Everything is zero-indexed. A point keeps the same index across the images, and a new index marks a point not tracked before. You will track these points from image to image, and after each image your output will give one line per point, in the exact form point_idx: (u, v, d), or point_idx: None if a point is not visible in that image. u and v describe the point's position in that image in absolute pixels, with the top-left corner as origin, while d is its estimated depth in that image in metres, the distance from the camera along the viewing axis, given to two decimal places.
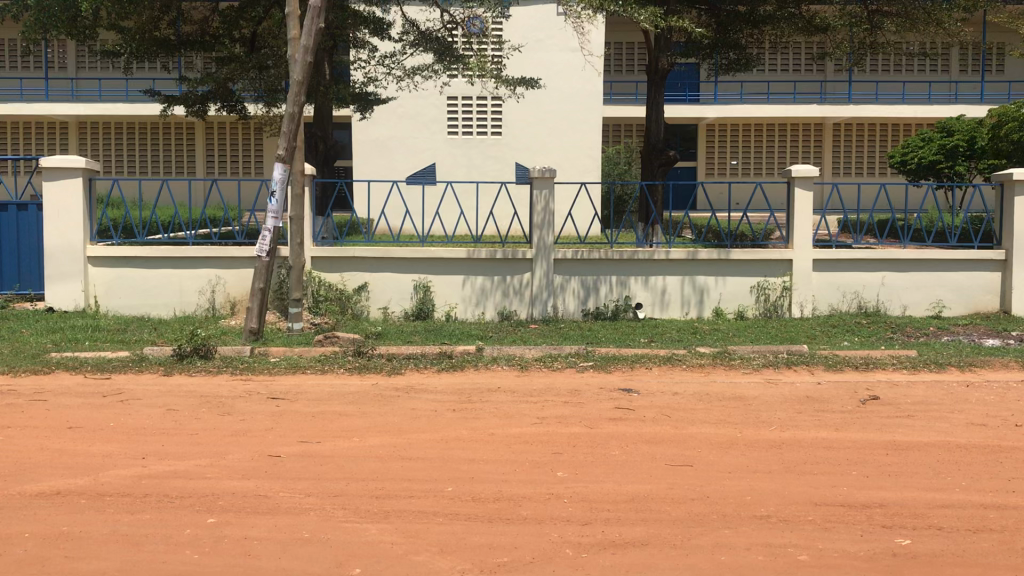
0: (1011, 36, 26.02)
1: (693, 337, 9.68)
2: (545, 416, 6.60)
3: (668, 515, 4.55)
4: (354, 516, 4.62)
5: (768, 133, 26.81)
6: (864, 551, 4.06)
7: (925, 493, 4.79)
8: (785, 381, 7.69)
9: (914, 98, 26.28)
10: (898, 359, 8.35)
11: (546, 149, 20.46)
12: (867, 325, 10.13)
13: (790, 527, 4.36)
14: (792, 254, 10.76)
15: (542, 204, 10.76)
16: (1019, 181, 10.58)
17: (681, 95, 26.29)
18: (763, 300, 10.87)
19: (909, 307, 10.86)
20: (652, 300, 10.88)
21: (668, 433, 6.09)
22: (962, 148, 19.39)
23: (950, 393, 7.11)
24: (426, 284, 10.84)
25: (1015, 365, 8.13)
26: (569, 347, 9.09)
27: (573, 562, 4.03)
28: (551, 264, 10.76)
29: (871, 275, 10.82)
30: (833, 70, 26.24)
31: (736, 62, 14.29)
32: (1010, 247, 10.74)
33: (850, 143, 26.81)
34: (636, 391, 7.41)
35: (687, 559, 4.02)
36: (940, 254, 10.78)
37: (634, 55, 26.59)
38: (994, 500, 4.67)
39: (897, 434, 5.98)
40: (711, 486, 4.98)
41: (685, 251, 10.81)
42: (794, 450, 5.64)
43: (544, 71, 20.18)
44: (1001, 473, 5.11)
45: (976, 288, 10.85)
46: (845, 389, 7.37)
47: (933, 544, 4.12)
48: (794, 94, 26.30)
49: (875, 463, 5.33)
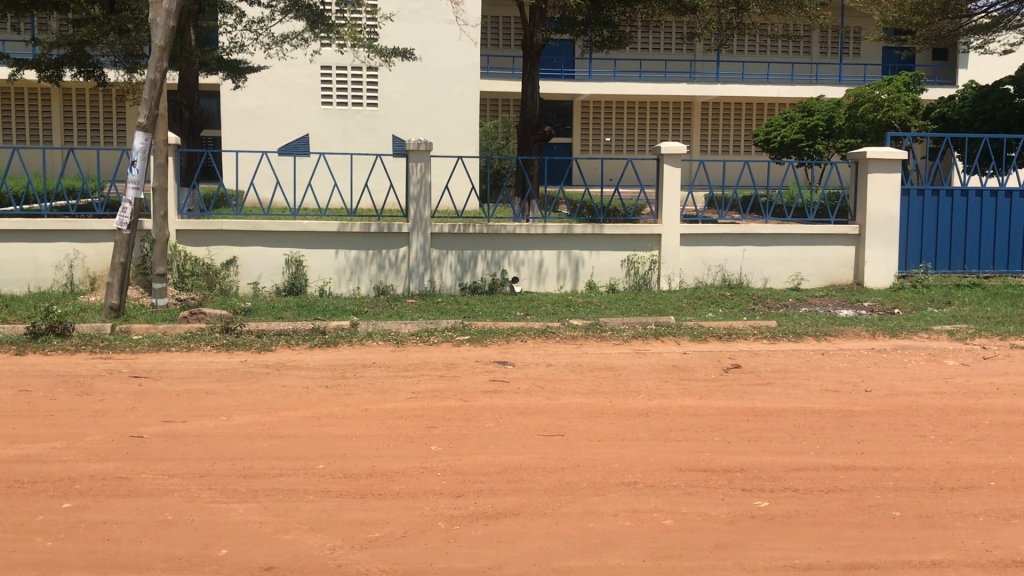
0: (865, 21, 27.37)
1: (567, 310, 9.82)
2: (421, 391, 6.58)
3: (539, 485, 4.61)
4: (221, 496, 4.50)
5: (640, 110, 27.34)
6: (726, 514, 4.20)
7: (783, 457, 5.00)
8: (652, 352, 7.89)
9: (778, 78, 27.31)
10: (758, 329, 8.67)
11: (421, 121, 20.28)
12: (731, 297, 10.49)
13: (655, 492, 4.48)
14: (660, 229, 11.02)
15: (418, 176, 10.68)
16: (872, 158, 11.08)
17: (557, 70, 26.47)
18: (632, 274, 11.13)
19: (769, 280, 11.32)
20: (528, 274, 10.98)
21: (541, 405, 6.17)
22: (821, 128, 20.38)
23: (807, 361, 7.46)
24: (298, 258, 10.61)
25: (866, 334, 8.54)
26: (445, 321, 9.03)
27: (444, 535, 4.03)
28: (428, 238, 10.70)
29: (733, 249, 11.21)
30: (702, 51, 26.99)
31: (609, 40, 14.55)
32: (863, 222, 11.28)
33: (717, 122, 27.71)
34: (510, 363, 7.48)
35: (557, 528, 4.08)
36: (800, 230, 11.26)
37: (510, 29, 26.66)
38: (847, 462, 4.90)
39: (756, 401, 6.23)
40: (581, 455, 5.07)
41: (560, 225, 10.93)
42: (660, 418, 5.81)
43: (420, 42, 19.92)
44: (851, 436, 5.37)
45: (832, 261, 11.39)
46: (710, 357, 7.65)
47: (789, 505, 4.29)
48: (665, 73, 26.87)
49: (736, 430, 5.53)
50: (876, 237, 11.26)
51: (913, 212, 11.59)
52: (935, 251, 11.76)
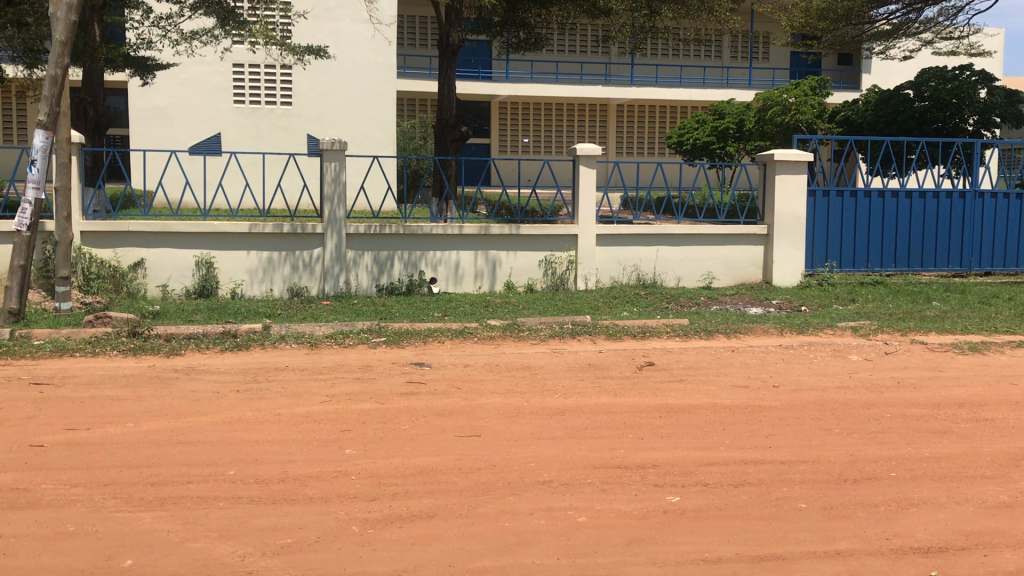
0: (774, 26, 28.12)
1: (485, 310, 9.83)
2: (335, 394, 6.50)
3: (454, 486, 4.60)
4: (126, 505, 4.36)
5: (557, 112, 27.53)
6: (639, 510, 4.25)
7: (694, 452, 5.09)
8: (568, 351, 7.95)
9: (690, 81, 27.85)
10: (672, 327, 8.82)
11: (336, 121, 20.05)
12: (646, 296, 10.65)
13: (570, 490, 4.52)
14: (576, 229, 11.12)
15: (333, 176, 10.55)
16: (779, 160, 11.38)
17: (474, 71, 26.50)
18: (549, 274, 11.20)
19: (682, 279, 11.52)
20: (445, 274, 10.95)
21: (458, 405, 6.16)
22: (732, 130, 20.88)
23: (718, 358, 7.63)
24: (209, 259, 10.37)
25: (774, 330, 8.77)
26: (361, 323, 8.94)
27: (357, 539, 3.98)
28: (343, 238, 10.57)
29: (647, 248, 11.37)
30: (617, 54, 27.33)
31: (525, 42, 14.62)
32: (771, 222, 11.57)
33: (632, 124, 28.09)
34: (426, 364, 7.45)
35: (472, 528, 4.08)
36: (712, 230, 11.49)
37: (426, 29, 26.55)
38: (756, 456, 5.01)
39: (669, 397, 6.34)
40: (496, 455, 5.08)
41: (478, 225, 10.93)
42: (575, 417, 5.86)
43: (334, 40, 19.67)
44: (760, 430, 5.51)
45: (742, 260, 11.66)
46: (625, 355, 7.75)
47: (700, 500, 4.37)
48: (581, 75, 27.12)
49: (650, 426, 5.61)
50: (784, 236, 11.57)
51: (819, 212, 11.93)
52: (840, 250, 12.13)
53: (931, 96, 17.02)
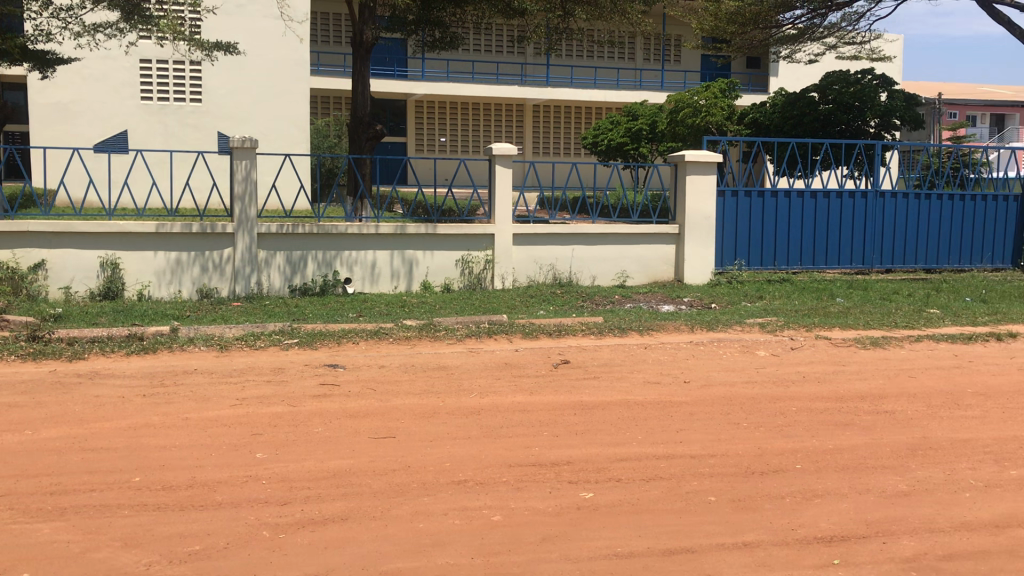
0: (685, 30, 28.65)
1: (400, 310, 9.77)
2: (246, 397, 6.36)
3: (368, 488, 4.56)
4: (24, 516, 4.19)
5: (474, 111, 27.52)
6: (552, 507, 4.28)
7: (607, 449, 5.15)
8: (485, 350, 7.95)
9: (605, 83, 28.16)
10: (587, 325, 8.91)
11: (248, 118, 19.66)
12: (562, 295, 10.73)
13: (484, 489, 4.52)
14: (492, 229, 11.14)
15: (244, 174, 10.35)
16: (690, 161, 11.60)
17: (389, 69, 26.31)
18: (466, 273, 11.18)
19: (597, 277, 11.65)
20: (360, 274, 10.84)
21: (372, 407, 6.10)
22: (645, 131, 21.23)
23: (631, 355, 7.74)
24: (114, 261, 10.05)
25: (686, 328, 8.93)
26: (273, 324, 8.78)
27: (268, 544, 3.91)
28: (254, 238, 10.38)
29: (563, 248, 11.46)
30: (533, 54, 27.47)
31: (441, 40, 14.57)
32: (683, 222, 11.79)
33: (547, 124, 28.26)
34: (340, 365, 7.36)
35: (386, 530, 4.04)
36: (626, 229, 11.64)
37: (340, 26, 26.25)
38: (668, 451, 5.09)
39: (583, 395, 6.40)
40: (411, 456, 5.05)
41: (393, 225, 10.85)
42: (490, 416, 5.86)
43: (245, 36, 19.28)
44: (671, 426, 5.60)
45: (655, 259, 11.85)
46: (540, 354, 7.79)
47: (612, 495, 4.42)
48: (497, 74, 27.15)
49: (564, 424, 5.65)
50: (695, 235, 11.80)
51: (729, 212, 12.20)
52: (749, 249, 12.42)
53: (835, 100, 17.50)
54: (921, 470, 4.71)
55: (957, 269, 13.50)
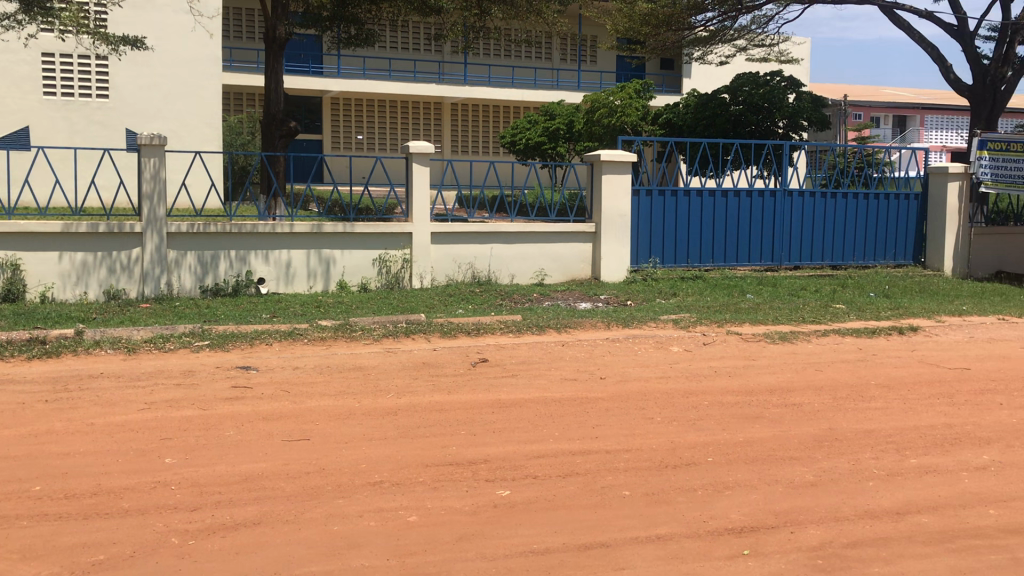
0: (600, 31, 28.95)
1: (316, 310, 9.64)
2: (154, 401, 6.18)
3: (282, 492, 4.48)
4: None
5: (391, 109, 27.29)
6: (469, 506, 4.27)
7: (524, 446, 5.16)
8: (402, 350, 7.89)
9: (522, 82, 28.26)
10: (505, 324, 8.92)
11: (158, 115, 19.15)
12: (480, 293, 10.72)
13: (401, 490, 4.48)
14: (410, 227, 11.06)
15: (152, 172, 10.07)
16: (606, 160, 11.71)
17: (304, 66, 25.94)
18: (383, 272, 11.09)
19: (516, 276, 11.67)
20: (275, 274, 10.65)
21: (286, 409, 5.99)
22: (562, 131, 21.40)
23: (548, 352, 7.77)
24: (15, 262, 9.65)
25: (603, 325, 9.02)
26: (183, 326, 8.57)
27: (176, 552, 3.80)
28: (164, 238, 10.10)
29: (481, 246, 11.45)
30: (450, 52, 27.40)
31: (356, 37, 14.42)
32: (600, 220, 11.90)
33: (465, 122, 28.22)
34: (254, 367, 7.21)
35: (300, 534, 3.97)
36: (543, 228, 11.70)
37: (253, 22, 25.75)
38: (584, 447, 5.13)
39: (501, 393, 6.40)
40: (326, 457, 4.98)
41: (309, 224, 10.68)
42: (407, 416, 5.82)
43: (154, 31, 18.75)
44: (587, 422, 5.64)
45: (572, 257, 11.94)
46: (458, 353, 7.77)
47: (528, 492, 4.43)
48: (414, 72, 26.99)
49: (481, 422, 5.64)
50: (612, 234, 11.93)
51: (644, 210, 12.37)
52: (663, 246, 12.60)
53: (745, 101, 17.90)
54: (828, 461, 4.84)
55: (862, 265, 13.93)
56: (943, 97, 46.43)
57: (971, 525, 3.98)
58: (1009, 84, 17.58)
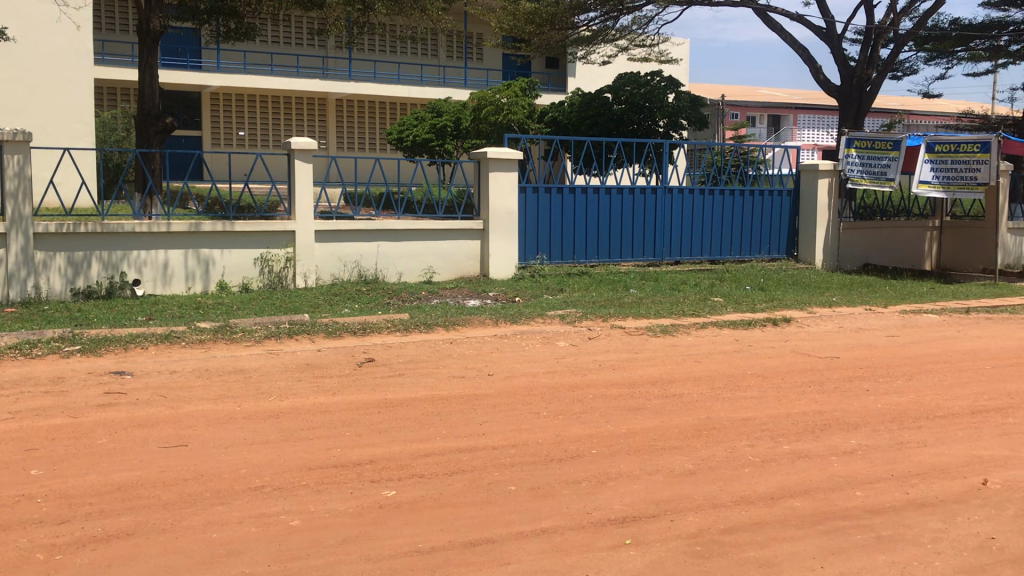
0: (486, 28, 29.04)
1: (196, 312, 9.35)
2: (20, 410, 5.87)
3: (158, 500, 4.32)
4: None
5: (274, 105, 26.70)
6: (354, 507, 4.21)
7: (409, 445, 5.12)
8: (285, 351, 7.72)
9: (408, 78, 28.07)
10: (392, 322, 8.85)
11: (24, 110, 18.31)
12: (367, 292, 10.61)
13: (284, 494, 4.39)
14: (293, 226, 10.85)
15: (16, 170, 9.57)
16: (492, 158, 11.75)
17: (181, 60, 25.11)
18: (266, 272, 10.84)
19: (403, 274, 11.59)
20: (152, 275, 10.27)
21: (163, 415, 5.78)
22: (450, 128, 21.33)
23: (436, 350, 7.75)
24: None
25: (491, 321, 9.04)
26: (52, 331, 8.17)
27: (43, 567, 3.62)
28: (30, 239, 9.59)
29: (367, 244, 11.32)
30: (334, 48, 26.99)
31: (234, 31, 14.06)
32: (487, 218, 11.94)
33: (350, 119, 27.86)
34: (128, 373, 6.93)
35: (176, 543, 3.84)
36: (430, 225, 11.65)
37: (126, 13, 24.78)
38: (471, 444, 5.13)
39: (387, 392, 6.34)
40: (205, 463, 4.83)
41: (187, 223, 10.34)
42: (290, 418, 5.70)
43: (14, 21, 17.80)
44: (474, 419, 5.64)
45: (460, 255, 11.94)
46: (344, 353, 7.65)
47: (414, 492, 4.41)
48: (297, 68, 26.48)
49: (367, 423, 5.57)
50: (498, 230, 11.99)
51: (531, 207, 12.47)
52: (549, 242, 12.74)
53: (627, 100, 18.35)
54: (706, 449, 4.98)
55: (739, 260, 14.40)
56: (814, 97, 48.48)
57: (839, 507, 4.16)
58: (874, 85, 18.48)
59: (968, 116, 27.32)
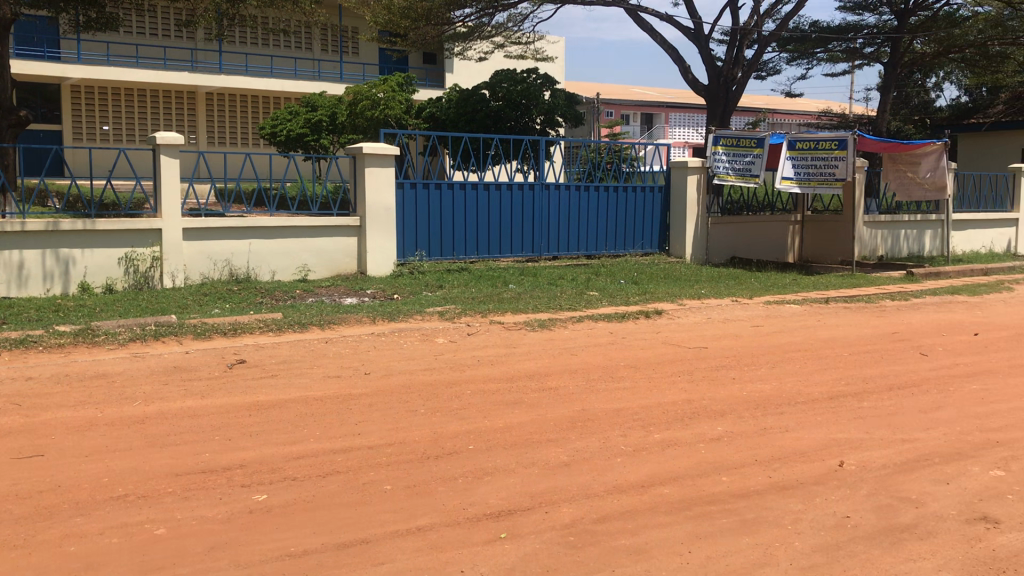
0: (361, 22, 28.70)
1: (55, 315, 8.89)
2: None
3: (10, 515, 4.08)
4: None
5: (141, 98, 25.69)
6: (222, 513, 4.08)
7: (282, 448, 5.01)
8: (150, 354, 7.43)
9: (282, 72, 27.45)
10: (264, 322, 8.63)
11: None
12: (239, 291, 10.32)
13: (148, 502, 4.22)
14: (160, 224, 10.45)
15: None
16: (368, 154, 11.60)
17: (38, 50, 23.86)
18: (131, 272, 10.39)
19: (277, 272, 11.33)
20: (5, 277, 9.70)
21: (17, 424, 5.47)
22: (326, 123, 20.81)
23: (310, 350, 7.60)
24: None
25: (367, 319, 8.92)
26: None
27: None
28: None
29: (238, 242, 11.02)
30: (203, 39, 26.17)
31: (95, 21, 13.44)
32: (363, 214, 11.80)
33: (222, 113, 27.06)
34: None
35: (30, 559, 3.64)
36: (304, 222, 11.43)
37: None
38: (345, 444, 5.05)
39: (259, 394, 6.18)
40: (62, 474, 4.59)
41: (44, 221, 9.82)
42: (155, 424, 5.48)
43: None
44: (349, 419, 5.56)
45: (335, 252, 11.75)
46: (213, 355, 7.42)
47: (286, 495, 4.31)
48: (164, 59, 25.53)
49: (237, 426, 5.42)
50: (375, 227, 11.86)
51: (409, 203, 12.38)
52: (427, 239, 12.68)
53: (504, 97, 18.46)
54: (580, 441, 5.05)
55: (614, 254, 14.68)
56: (684, 96, 49.89)
57: (706, 493, 4.28)
58: (739, 85, 19.15)
59: (828, 116, 28.69)
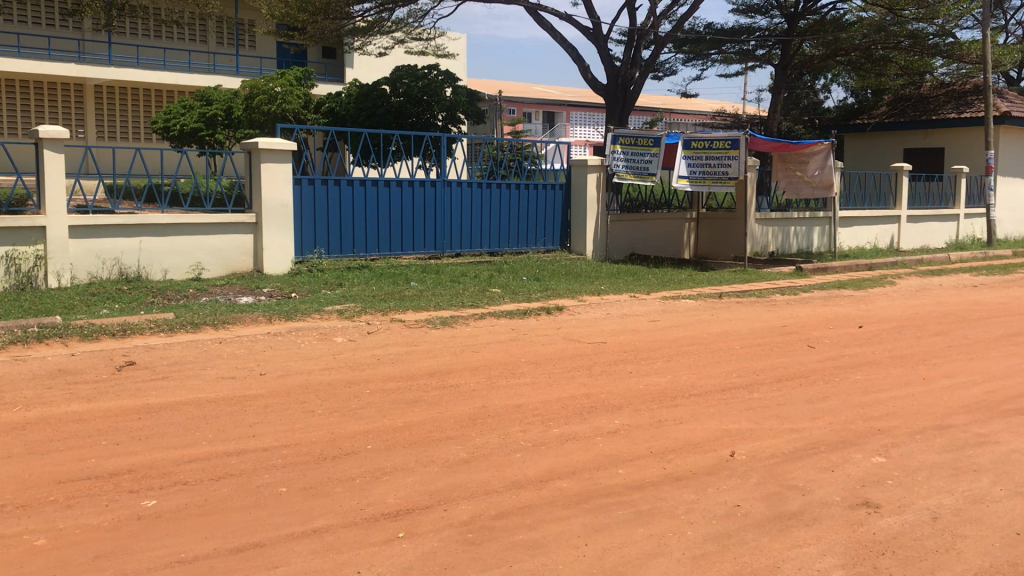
0: (257, 15, 28.12)
1: None
2: None
3: None
4: None
5: (24, 90, 24.61)
6: (109, 521, 3.94)
7: (173, 451, 4.86)
8: (32, 358, 7.11)
9: (175, 65, 26.65)
10: (155, 323, 8.37)
11: None
12: (129, 291, 9.98)
13: (28, 512, 4.04)
14: (44, 221, 9.99)
15: None
16: (264, 149, 11.37)
17: None
18: (13, 272, 9.89)
19: (169, 271, 11.00)
20: None
21: None
22: (221, 117, 20.48)
23: (204, 351, 7.41)
24: None
25: (264, 319, 8.74)
26: None
27: None
28: None
29: (127, 240, 10.64)
30: (90, 29, 25.21)
31: None
32: (259, 211, 11.55)
33: (111, 106, 26.12)
34: None
35: None
36: (197, 219, 11.12)
37: None
38: (239, 447, 4.95)
39: (149, 397, 5.99)
40: None
41: None
42: (37, 430, 5.25)
43: None
44: (244, 420, 5.44)
45: (231, 250, 11.48)
46: (100, 357, 7.15)
47: (177, 500, 4.19)
48: (49, 50, 24.49)
49: (126, 430, 5.24)
50: (272, 224, 11.63)
51: (308, 200, 12.20)
52: (327, 236, 12.51)
53: (405, 93, 18.31)
54: (480, 438, 5.06)
55: (516, 251, 14.75)
56: (585, 95, 50.50)
57: (603, 485, 4.35)
58: (637, 85, 19.45)
59: (722, 116, 29.47)
